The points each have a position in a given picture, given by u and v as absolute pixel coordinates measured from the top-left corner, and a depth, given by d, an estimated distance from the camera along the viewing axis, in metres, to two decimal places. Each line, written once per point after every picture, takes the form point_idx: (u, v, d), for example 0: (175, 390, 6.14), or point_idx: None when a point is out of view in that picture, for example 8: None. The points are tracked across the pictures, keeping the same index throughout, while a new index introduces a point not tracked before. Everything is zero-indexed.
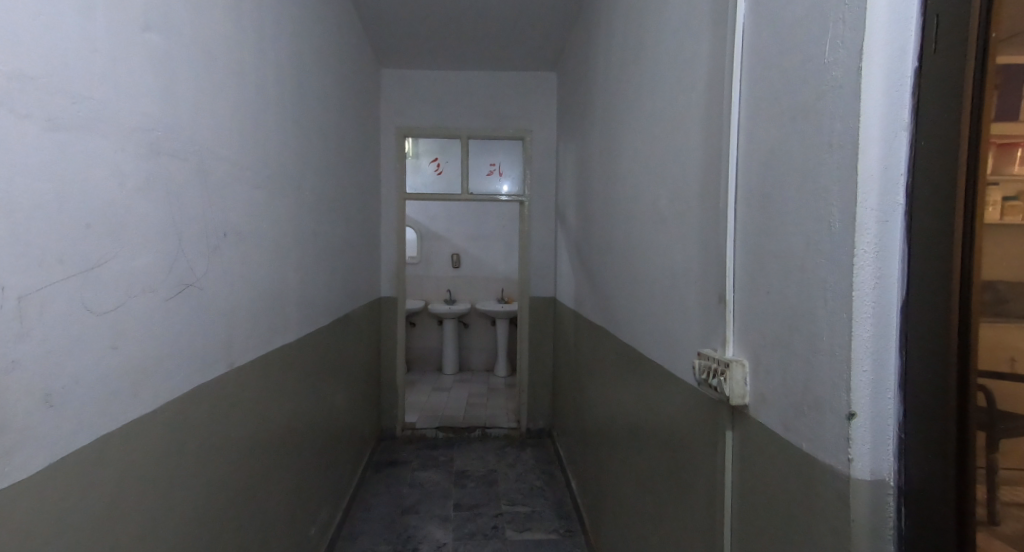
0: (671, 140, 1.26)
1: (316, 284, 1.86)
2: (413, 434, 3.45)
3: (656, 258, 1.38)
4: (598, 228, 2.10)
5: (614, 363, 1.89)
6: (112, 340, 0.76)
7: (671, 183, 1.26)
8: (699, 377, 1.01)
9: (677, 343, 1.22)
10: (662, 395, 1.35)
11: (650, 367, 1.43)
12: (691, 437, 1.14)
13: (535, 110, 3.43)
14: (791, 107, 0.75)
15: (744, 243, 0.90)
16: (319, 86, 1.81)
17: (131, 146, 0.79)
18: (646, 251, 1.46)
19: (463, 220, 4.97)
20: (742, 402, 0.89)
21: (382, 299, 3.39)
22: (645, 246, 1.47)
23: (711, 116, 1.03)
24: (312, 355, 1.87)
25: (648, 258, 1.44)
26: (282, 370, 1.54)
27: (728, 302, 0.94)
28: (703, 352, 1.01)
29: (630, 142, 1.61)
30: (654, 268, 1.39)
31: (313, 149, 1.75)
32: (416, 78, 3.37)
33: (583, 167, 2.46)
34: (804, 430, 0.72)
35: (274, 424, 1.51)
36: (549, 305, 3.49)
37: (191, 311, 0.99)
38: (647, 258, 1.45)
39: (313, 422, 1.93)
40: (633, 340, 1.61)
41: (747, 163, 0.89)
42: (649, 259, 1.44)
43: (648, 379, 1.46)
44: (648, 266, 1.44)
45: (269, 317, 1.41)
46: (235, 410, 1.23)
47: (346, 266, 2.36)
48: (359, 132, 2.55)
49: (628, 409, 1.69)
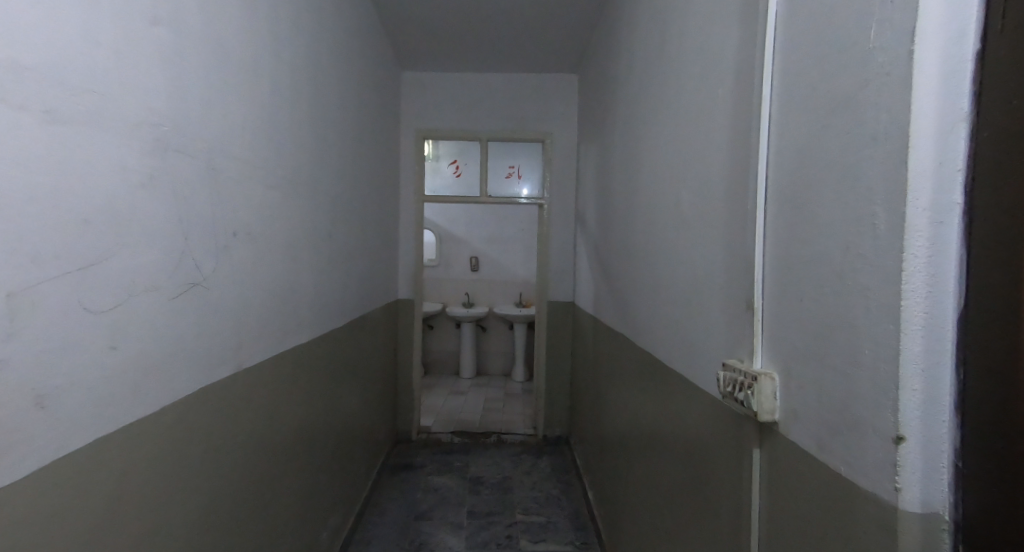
0: (696, 138, 1.19)
1: (330, 286, 1.85)
2: (428, 438, 3.43)
3: (678, 263, 1.31)
4: (619, 233, 2.03)
5: (633, 372, 1.82)
6: (110, 340, 0.75)
7: (695, 183, 1.20)
8: (723, 390, 0.94)
9: (700, 353, 1.15)
10: (685, 407, 1.28)
11: (672, 376, 1.37)
12: (715, 451, 1.08)
13: (556, 112, 3.39)
14: (828, 98, 0.69)
15: (774, 248, 0.84)
16: (336, 88, 1.81)
17: (135, 142, 0.79)
18: (668, 255, 1.40)
19: (482, 224, 4.95)
20: (771, 419, 0.82)
21: (400, 302, 3.39)
22: (667, 250, 1.40)
23: (739, 111, 0.97)
24: (326, 357, 1.86)
25: (670, 262, 1.38)
26: (295, 373, 1.53)
27: (756, 310, 0.87)
28: (729, 363, 0.94)
29: (653, 142, 1.55)
30: (676, 273, 1.33)
31: (328, 150, 1.75)
32: (436, 81, 3.38)
33: (604, 169, 2.40)
34: (842, 453, 0.65)
35: (287, 427, 1.50)
36: (567, 310, 3.43)
37: (198, 313, 0.98)
38: (668, 263, 1.39)
39: (325, 424, 1.91)
40: (654, 349, 1.54)
41: (777, 161, 0.83)
42: (670, 264, 1.37)
43: (670, 388, 1.39)
44: (670, 270, 1.38)
45: (280, 319, 1.40)
46: (246, 411, 1.22)
47: (362, 268, 2.36)
48: (377, 134, 2.56)
49: (648, 421, 1.62)
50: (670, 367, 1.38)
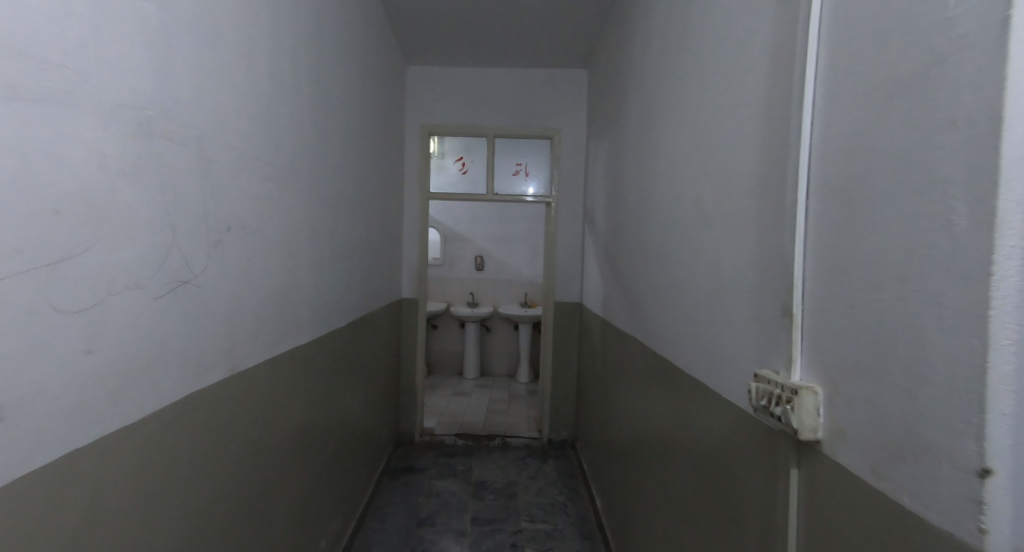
0: (723, 130, 1.11)
1: (331, 284, 1.78)
2: (431, 440, 3.37)
3: (699, 265, 1.24)
4: (632, 233, 1.95)
5: (646, 376, 1.75)
6: (85, 343, 0.68)
7: (721, 178, 1.12)
8: (756, 404, 0.86)
9: (726, 361, 1.08)
10: (707, 418, 1.20)
11: (691, 384, 1.29)
12: (742, 467, 1.00)
13: (565, 108, 3.31)
14: (889, 78, 0.61)
15: (817, 248, 0.76)
16: (338, 78, 1.74)
17: (115, 126, 0.72)
18: (687, 256, 1.32)
19: (487, 222, 4.88)
20: (814, 438, 0.74)
21: (403, 301, 3.32)
22: (686, 251, 1.33)
23: (776, 98, 0.89)
24: (326, 357, 1.79)
25: (690, 263, 1.30)
26: (293, 374, 1.47)
27: (796, 316, 0.79)
28: (762, 374, 0.87)
29: (671, 136, 1.47)
30: (697, 275, 1.25)
31: (329, 142, 1.68)
32: (441, 75, 3.30)
33: (615, 165, 2.32)
34: (903, 482, 0.58)
35: (284, 432, 1.44)
36: (574, 311, 3.35)
37: (187, 313, 0.91)
38: (688, 264, 1.31)
39: (325, 427, 1.85)
40: (670, 354, 1.47)
41: (822, 153, 0.75)
42: (691, 265, 1.30)
43: (689, 396, 1.31)
44: (690, 272, 1.30)
45: (278, 319, 1.33)
46: (240, 415, 1.15)
47: (365, 266, 2.29)
48: (381, 128, 2.49)
49: (663, 430, 1.54)
50: (690, 374, 1.30)
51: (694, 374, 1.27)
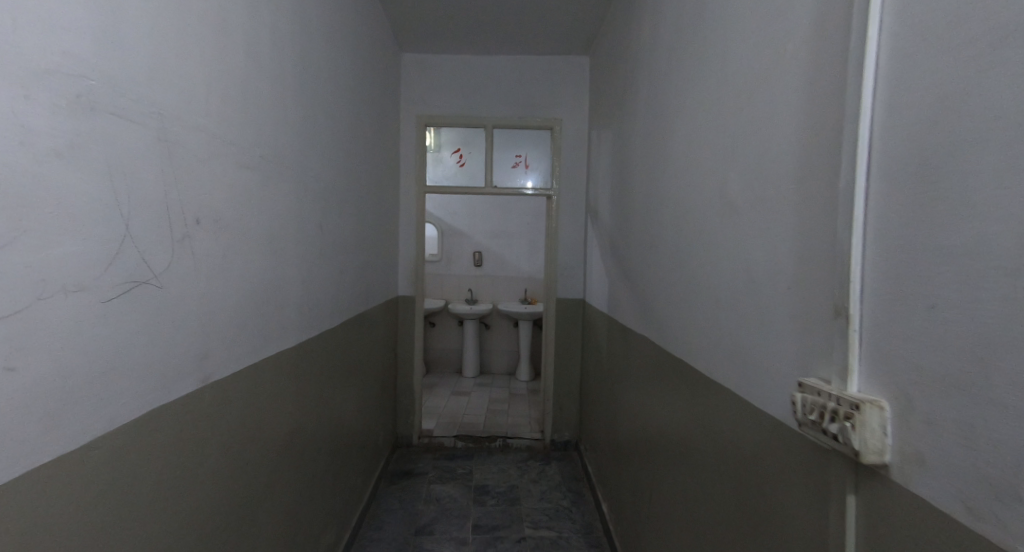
0: (753, 107, 1.00)
1: (320, 282, 1.66)
2: (430, 442, 3.26)
3: (725, 259, 1.12)
4: (643, 226, 1.84)
5: (660, 378, 1.64)
6: (5, 358, 0.56)
7: (751, 162, 1.00)
8: (804, 418, 0.75)
9: (761, 365, 0.97)
10: (735, 428, 1.09)
11: (716, 389, 1.18)
12: (782, 487, 0.89)
13: (566, 97, 3.18)
14: (996, 26, 0.49)
15: (882, 238, 0.65)
16: (325, 60, 1.61)
17: (42, 96, 0.59)
18: (709, 250, 1.21)
19: (486, 217, 4.75)
20: (880, 461, 0.62)
21: (401, 298, 3.20)
22: (708, 244, 1.21)
23: (823, 66, 0.77)
24: (316, 360, 1.67)
25: (712, 257, 1.19)
26: (278, 381, 1.35)
27: (854, 317, 0.68)
28: (809, 384, 0.75)
29: (689, 119, 1.35)
30: (722, 270, 1.14)
31: (318, 129, 1.56)
32: (438, 63, 3.17)
33: (622, 155, 2.20)
34: (1014, 525, 0.47)
35: (268, 445, 1.32)
36: (577, 308, 3.24)
37: (145, 318, 0.79)
38: (711, 258, 1.20)
39: (316, 435, 1.74)
40: (689, 355, 1.36)
41: (889, 125, 0.63)
42: (713, 260, 1.18)
43: (712, 402, 1.20)
44: (712, 266, 1.19)
45: (260, 322, 1.21)
46: (216, 431, 1.03)
47: (358, 262, 2.17)
48: (374, 117, 2.37)
49: (680, 437, 1.43)
50: (714, 378, 1.19)
51: (719, 378, 1.16)
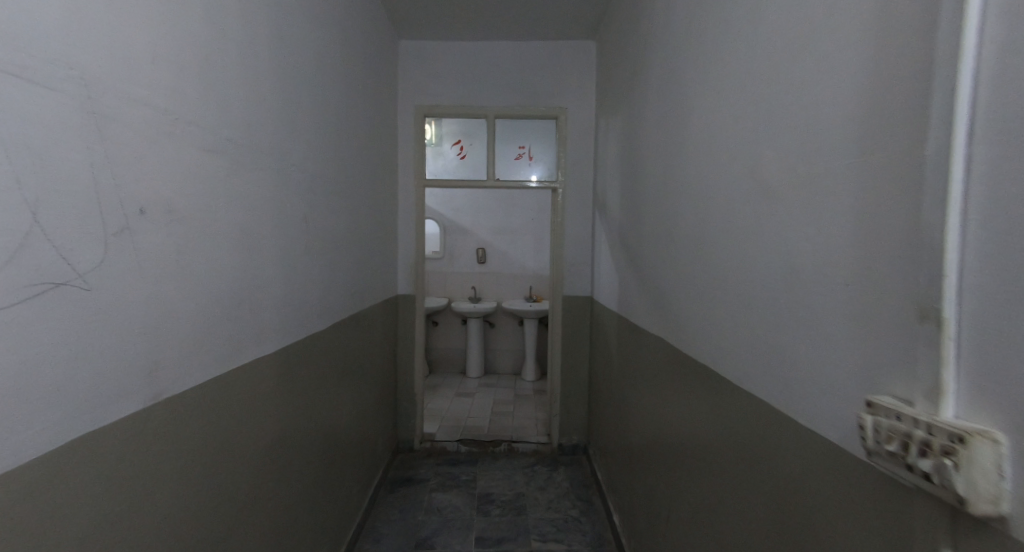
0: (799, 71, 0.84)
1: (305, 282, 1.52)
2: (432, 447, 3.13)
3: (760, 252, 0.97)
4: (658, 218, 1.68)
5: (679, 385, 1.49)
6: None
7: (795, 136, 0.85)
8: (877, 446, 0.60)
9: (810, 377, 0.81)
10: (774, 448, 0.94)
11: (748, 401, 1.03)
12: (839, 526, 0.74)
13: (572, 84, 3.02)
14: None
15: (989, 220, 0.50)
16: (307, 39, 1.47)
17: None
18: (740, 242, 1.05)
19: (489, 213, 4.61)
20: (996, 511, 0.47)
21: (400, 298, 3.07)
22: (738, 235, 1.06)
23: (896, 9, 0.62)
24: (303, 367, 1.54)
25: (744, 250, 1.03)
26: (255, 393, 1.22)
27: (948, 322, 0.53)
28: (881, 404, 0.61)
29: (715, 95, 1.20)
30: (756, 265, 0.98)
31: (300, 115, 1.42)
32: (436, 51, 3.02)
33: (634, 142, 2.05)
34: None
35: (244, 464, 1.18)
36: (585, 306, 3.09)
37: (62, 327, 0.65)
38: (742, 251, 1.04)
39: (304, 446, 1.61)
40: (714, 361, 1.20)
41: (1000, 74, 0.49)
42: (745, 253, 1.03)
43: (744, 416, 1.05)
44: (744, 261, 1.04)
45: (228, 328, 1.07)
46: (169, 457, 0.89)
47: (351, 260, 2.04)
48: (367, 106, 2.23)
49: (703, 451, 1.29)
50: (747, 388, 1.04)
51: (754, 389, 1.01)
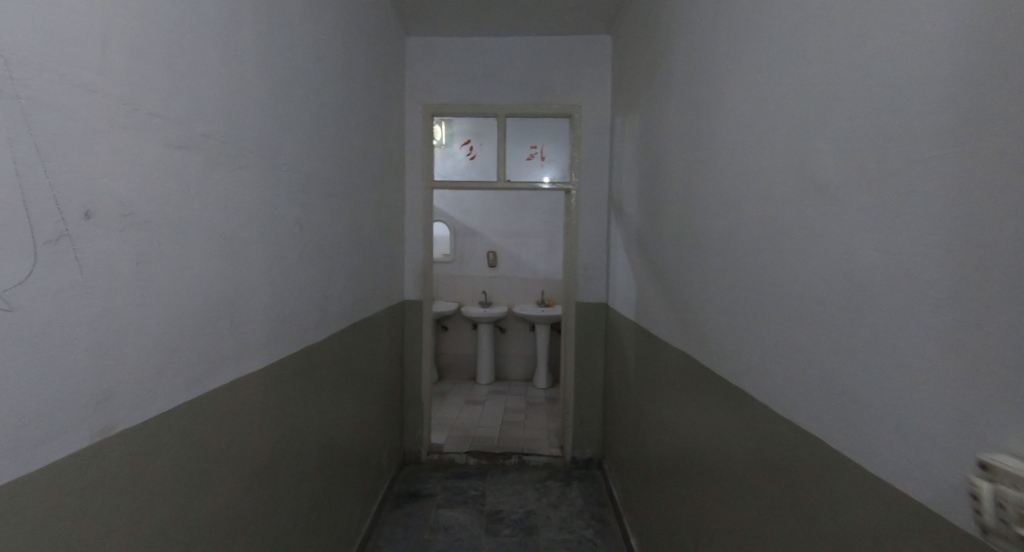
0: (871, 46, 0.70)
1: (300, 290, 1.42)
2: (440, 459, 3.01)
3: (813, 264, 0.82)
4: (684, 221, 1.54)
5: (707, 408, 1.34)
6: None
7: (866, 123, 0.70)
8: (1003, 523, 0.48)
9: (884, 416, 0.67)
10: (832, 493, 0.79)
11: (796, 436, 0.89)
12: None
13: (586, 80, 2.89)
14: None
15: None
16: (298, 29, 1.36)
17: None
18: (784, 251, 0.91)
19: (500, 215, 4.49)
20: None
21: (407, 303, 2.96)
22: (783, 243, 0.92)
23: None
24: (297, 382, 1.44)
25: (791, 260, 0.89)
26: (239, 415, 1.11)
27: None
28: (1004, 469, 0.48)
29: (753, 83, 1.06)
30: (805, 279, 0.84)
31: (291, 111, 1.31)
32: (445, 47, 2.91)
33: (655, 138, 1.90)
34: None
35: (225, 493, 1.08)
36: (600, 312, 2.94)
37: None
38: (787, 261, 0.90)
39: (299, 467, 1.50)
40: (751, 383, 1.06)
41: None
42: (791, 263, 0.89)
43: (791, 454, 0.91)
44: (788, 272, 0.89)
45: (204, 346, 0.96)
46: (128, 495, 0.78)
47: (353, 266, 1.93)
48: (370, 104, 2.13)
49: (737, 485, 1.14)
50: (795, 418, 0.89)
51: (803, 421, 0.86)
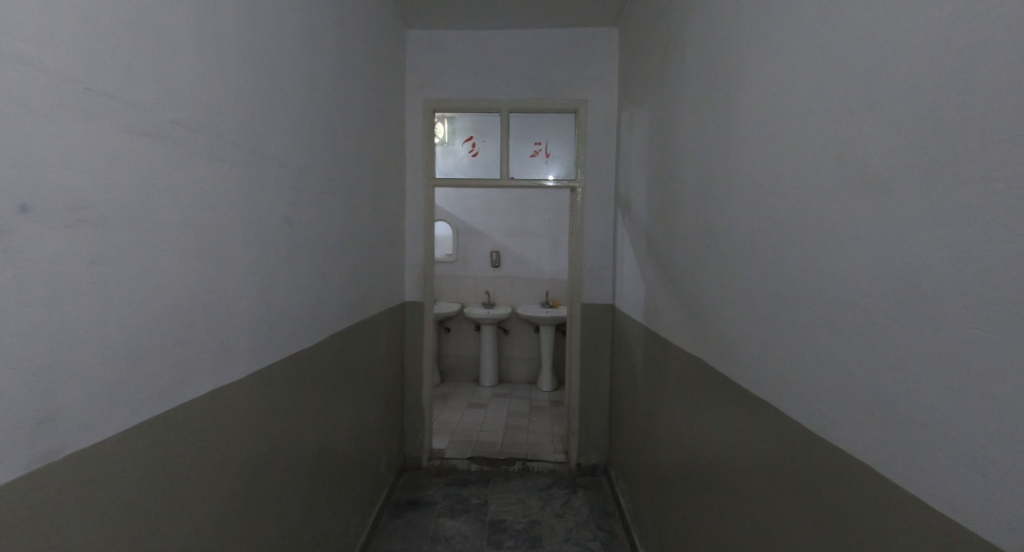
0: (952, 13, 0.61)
1: (288, 293, 1.34)
2: (441, 465, 2.93)
3: (874, 266, 0.73)
4: (700, 218, 1.44)
5: (730, 421, 1.25)
6: None
7: (949, 105, 0.61)
8: None
9: (977, 445, 0.57)
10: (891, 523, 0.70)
11: (840, 457, 0.81)
12: None
13: (592, 74, 2.79)
14: None
15: None
16: (286, 14, 1.28)
17: None
18: (838, 251, 0.81)
19: (503, 214, 4.40)
20: None
21: (407, 304, 2.87)
22: (836, 242, 0.82)
23: None
24: (287, 390, 1.35)
25: (845, 261, 0.80)
26: (222, 428, 1.04)
27: None
28: None
29: (792, 66, 0.96)
30: (864, 282, 0.75)
31: (277, 101, 1.23)
32: (447, 40, 2.83)
33: (666, 132, 1.81)
34: None
35: (206, 515, 0.99)
36: (606, 314, 2.85)
37: None
38: (841, 263, 0.81)
39: (291, 481, 1.42)
40: (791, 397, 0.96)
41: None
42: (847, 265, 0.79)
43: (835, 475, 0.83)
44: (844, 274, 0.80)
45: (176, 356, 0.88)
46: (86, 521, 0.71)
47: (349, 266, 1.85)
48: (367, 97, 2.04)
49: (766, 506, 1.05)
50: (848, 440, 0.80)
51: (861, 445, 0.77)
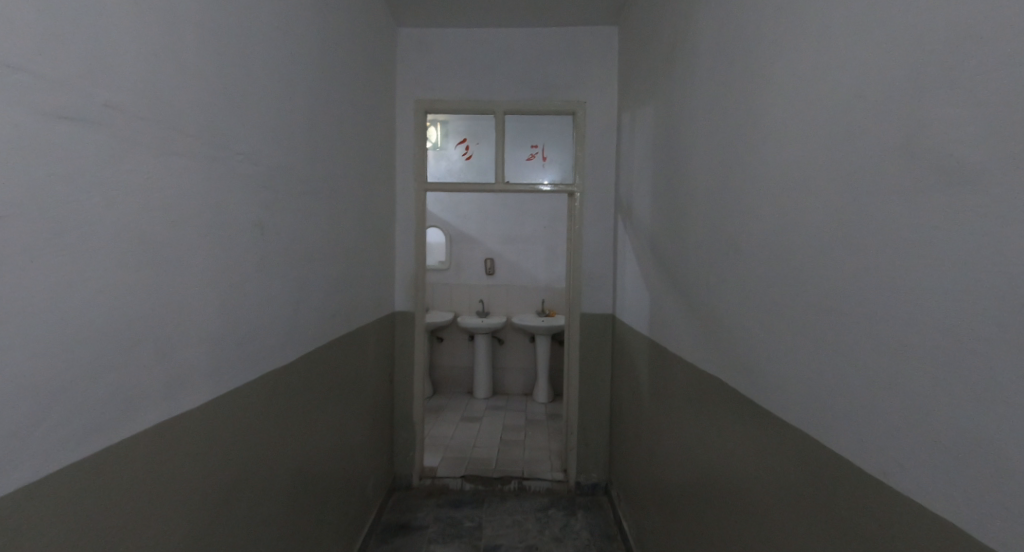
0: None
1: (258, 305, 1.20)
2: (433, 484, 2.77)
3: (942, 278, 0.60)
4: (712, 223, 1.32)
5: (745, 443, 1.12)
6: None
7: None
8: None
9: None
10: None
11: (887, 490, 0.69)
12: None
13: (591, 74, 2.69)
14: None
15: None
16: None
17: None
18: (887, 259, 0.69)
19: (498, 220, 4.27)
20: None
21: (397, 315, 2.73)
22: (884, 249, 0.70)
23: None
24: (259, 415, 1.21)
25: (897, 272, 0.67)
26: (170, 466, 0.90)
27: None
28: None
29: (824, 47, 0.85)
30: (929, 295, 0.62)
31: (240, 90, 1.10)
32: (439, 38, 2.71)
33: (672, 130, 1.69)
34: None
35: None
36: (605, 324, 2.72)
37: None
38: (894, 274, 0.68)
39: (266, 516, 1.27)
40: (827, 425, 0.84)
41: None
42: (903, 277, 0.67)
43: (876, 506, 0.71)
44: (899, 288, 0.67)
45: (97, 380, 0.75)
46: None
47: (332, 275, 1.71)
48: (352, 93, 1.92)
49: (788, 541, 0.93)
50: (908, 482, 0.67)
51: (928, 491, 0.64)
